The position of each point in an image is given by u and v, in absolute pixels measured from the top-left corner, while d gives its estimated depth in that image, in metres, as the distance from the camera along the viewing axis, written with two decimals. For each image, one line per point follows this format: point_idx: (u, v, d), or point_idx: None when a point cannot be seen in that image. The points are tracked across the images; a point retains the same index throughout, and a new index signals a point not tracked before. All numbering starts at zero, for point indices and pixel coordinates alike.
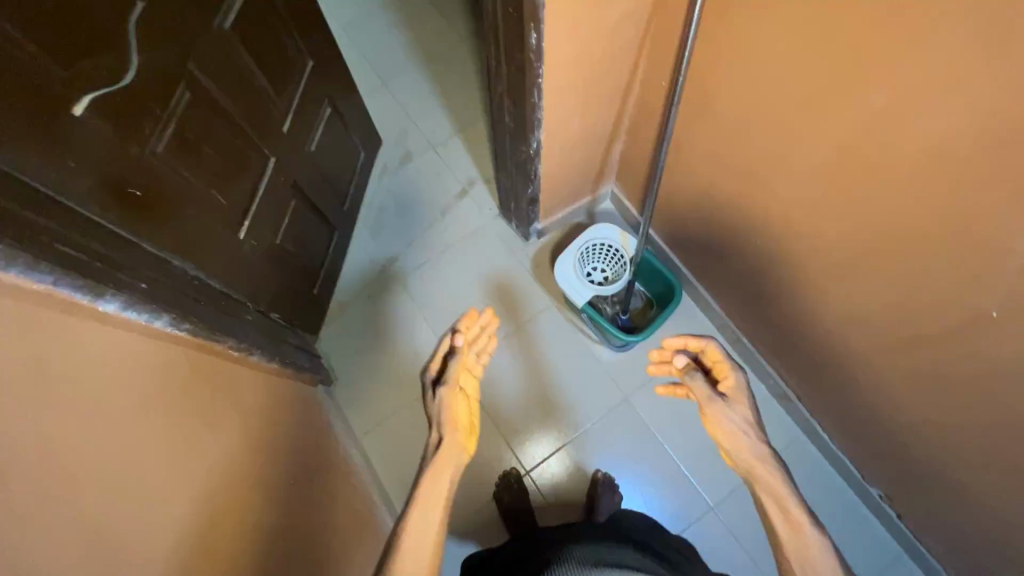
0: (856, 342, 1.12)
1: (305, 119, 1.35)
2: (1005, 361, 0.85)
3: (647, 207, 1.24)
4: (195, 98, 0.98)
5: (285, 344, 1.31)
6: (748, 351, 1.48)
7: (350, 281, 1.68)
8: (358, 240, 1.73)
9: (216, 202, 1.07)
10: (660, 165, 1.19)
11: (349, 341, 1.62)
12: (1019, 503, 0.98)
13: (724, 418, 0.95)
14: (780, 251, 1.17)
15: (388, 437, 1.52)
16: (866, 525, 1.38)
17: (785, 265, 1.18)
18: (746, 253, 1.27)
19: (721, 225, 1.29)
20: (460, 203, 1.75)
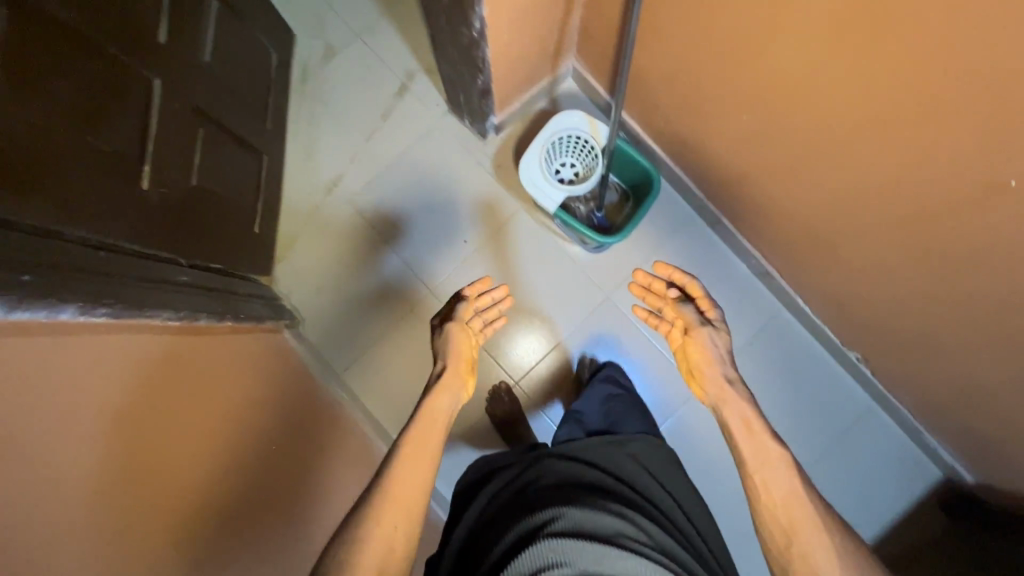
0: (849, 218, 1.05)
1: (186, 20, 1.07)
2: (1013, 230, 0.79)
3: (618, 88, 1.07)
4: (18, 12, 0.73)
5: (234, 298, 1.19)
6: (729, 232, 1.43)
7: (294, 210, 1.50)
8: (292, 162, 1.51)
9: (97, 149, 0.86)
10: (631, 31, 0.99)
11: (308, 276, 1.49)
12: (997, 359, 1.01)
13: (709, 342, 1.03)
14: (770, 125, 1.04)
15: (371, 368, 1.47)
16: (841, 383, 1.44)
17: (776, 140, 1.06)
18: (730, 129, 1.14)
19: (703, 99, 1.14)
20: (401, 103, 1.52)
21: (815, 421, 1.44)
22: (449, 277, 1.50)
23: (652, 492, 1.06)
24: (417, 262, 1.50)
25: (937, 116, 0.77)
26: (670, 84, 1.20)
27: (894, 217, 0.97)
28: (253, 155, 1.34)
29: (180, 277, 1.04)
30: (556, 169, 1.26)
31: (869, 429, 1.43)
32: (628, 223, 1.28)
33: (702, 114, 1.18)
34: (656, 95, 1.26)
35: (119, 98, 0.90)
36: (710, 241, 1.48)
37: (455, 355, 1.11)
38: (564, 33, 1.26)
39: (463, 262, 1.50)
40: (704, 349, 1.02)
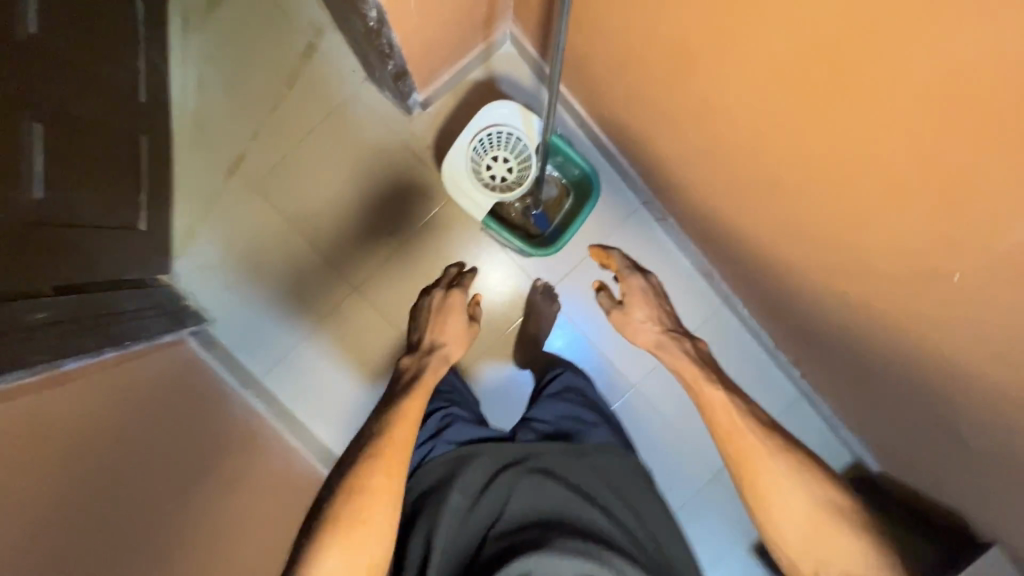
0: (789, 250, 0.98)
1: None
2: (939, 312, 0.73)
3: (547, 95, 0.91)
4: None
5: (113, 323, 1.05)
6: (673, 230, 1.36)
7: (190, 196, 1.32)
8: (180, 138, 1.29)
9: None
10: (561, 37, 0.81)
11: (213, 271, 1.34)
12: (907, 404, 1.01)
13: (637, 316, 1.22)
14: (721, 140, 0.93)
15: (291, 371, 1.36)
16: (772, 379, 1.44)
17: (725, 156, 0.95)
18: (682, 134, 1.02)
19: (655, 96, 1.01)
20: (309, 66, 1.28)
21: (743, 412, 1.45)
22: (372, 272, 1.36)
23: (617, 510, 0.97)
24: (337, 255, 1.36)
25: (883, 187, 0.68)
26: (622, 72, 1.05)
27: (828, 265, 0.90)
28: (126, 137, 1.12)
29: (35, 315, 0.88)
30: (486, 167, 1.13)
31: (792, 419, 1.45)
32: (567, 229, 1.18)
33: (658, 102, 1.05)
34: (609, 73, 1.12)
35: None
36: (655, 234, 1.39)
37: (465, 340, 1.18)
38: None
39: (388, 256, 1.35)
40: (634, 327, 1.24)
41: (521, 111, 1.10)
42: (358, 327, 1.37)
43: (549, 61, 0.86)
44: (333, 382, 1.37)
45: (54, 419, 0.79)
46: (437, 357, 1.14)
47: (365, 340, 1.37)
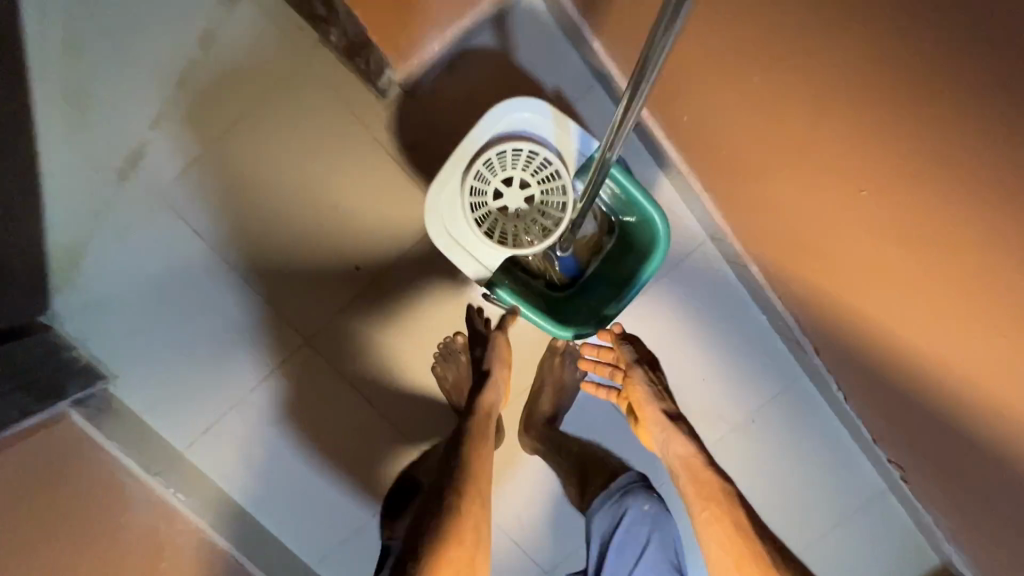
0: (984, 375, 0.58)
1: None
2: None
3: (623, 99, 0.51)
4: None
5: None
6: (750, 277, 0.98)
7: (69, 204, 0.93)
8: (50, 119, 0.90)
9: None
10: (686, 12, 0.39)
11: (110, 315, 0.97)
12: None
13: (641, 383, 0.87)
14: (908, 175, 0.54)
15: (225, 442, 1.02)
16: (857, 477, 1.08)
17: (910, 203, 0.55)
18: (824, 154, 0.63)
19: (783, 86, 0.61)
20: (235, 17, 0.89)
21: (815, 515, 1.09)
22: (330, 317, 0.99)
23: None
24: (279, 294, 0.98)
25: None
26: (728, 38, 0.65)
27: None
28: None
29: None
30: (494, 196, 0.73)
31: (877, 530, 1.10)
32: (613, 291, 0.80)
33: (775, 102, 0.67)
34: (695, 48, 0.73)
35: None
36: (719, 275, 1.02)
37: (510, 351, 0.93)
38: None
39: (355, 298, 0.98)
40: (642, 395, 0.85)
41: (550, 113, 0.72)
42: (314, 390, 1.01)
43: (642, 53, 0.44)
44: (279, 458, 1.03)
45: None
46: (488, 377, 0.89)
47: (324, 409, 1.02)
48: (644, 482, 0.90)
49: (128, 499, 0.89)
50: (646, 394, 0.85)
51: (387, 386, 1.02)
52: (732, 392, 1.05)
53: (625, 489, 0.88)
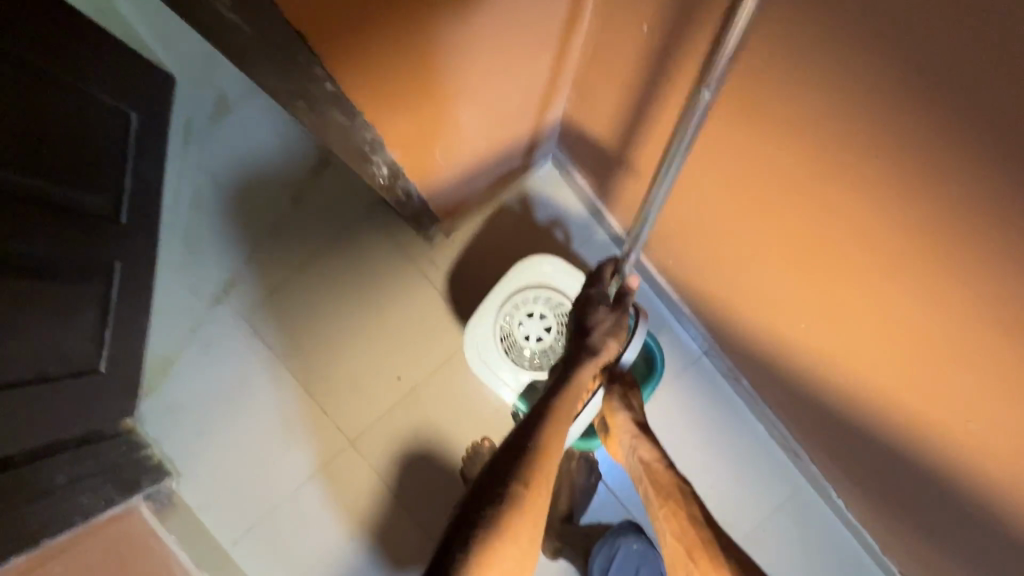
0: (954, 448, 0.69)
1: None
2: None
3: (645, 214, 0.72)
4: None
5: (26, 488, 0.82)
6: (744, 387, 1.11)
7: (168, 324, 1.13)
8: (167, 257, 1.14)
9: None
10: (672, 169, 0.68)
11: (187, 415, 1.12)
12: None
13: (617, 404, 0.87)
14: (846, 299, 0.71)
15: (267, 543, 1.09)
16: None
17: (853, 319, 0.72)
18: (780, 287, 0.81)
19: (740, 237, 0.82)
20: (320, 184, 1.16)
21: None
22: (371, 424, 1.12)
23: None
24: (331, 402, 1.13)
25: None
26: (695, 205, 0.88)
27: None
28: (99, 262, 0.95)
29: None
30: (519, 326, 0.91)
31: None
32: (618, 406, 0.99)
33: (736, 251, 0.86)
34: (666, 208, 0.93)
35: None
36: (718, 387, 1.15)
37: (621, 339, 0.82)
38: (549, 93, 0.91)
39: (395, 403, 1.12)
40: (616, 409, 0.87)
41: (566, 265, 0.92)
42: (351, 488, 1.11)
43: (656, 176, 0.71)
44: (314, 562, 1.09)
45: None
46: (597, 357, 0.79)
47: (359, 509, 1.10)
48: (634, 524, 1.05)
49: None
50: (617, 406, 0.86)
51: (417, 487, 1.11)
52: (739, 502, 1.12)
53: (617, 532, 1.03)
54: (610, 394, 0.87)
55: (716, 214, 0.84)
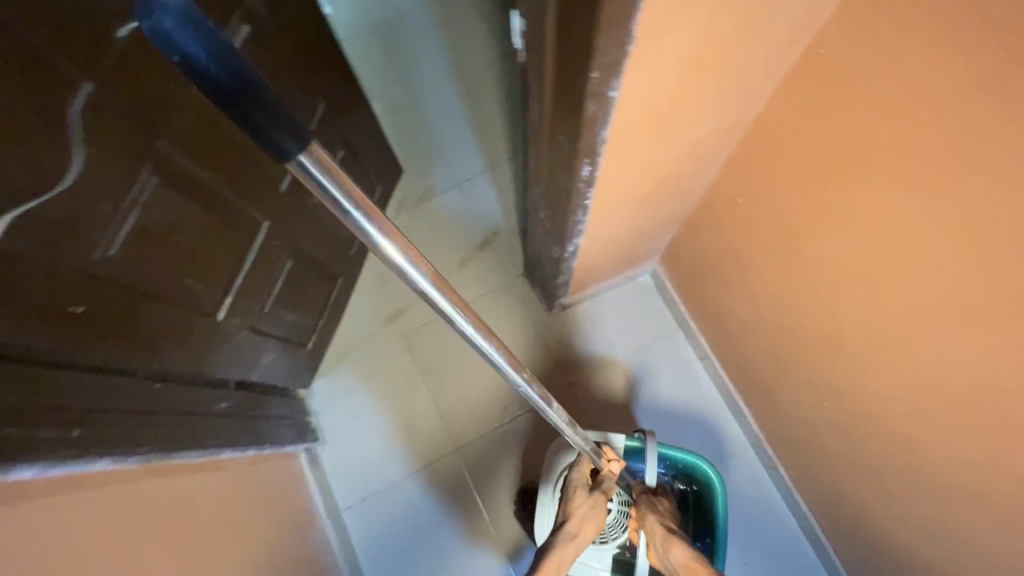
0: (930, 533, 0.96)
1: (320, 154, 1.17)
2: None
3: (576, 442, 1.02)
4: None
5: (262, 420, 1.19)
6: (783, 481, 1.36)
7: (350, 331, 1.53)
8: (362, 283, 1.56)
9: (223, 245, 0.94)
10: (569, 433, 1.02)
11: (343, 402, 1.48)
12: None
13: (648, 514, 1.12)
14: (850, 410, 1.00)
15: (379, 515, 1.40)
16: None
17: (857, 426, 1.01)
18: (808, 396, 1.11)
19: (779, 356, 1.14)
20: (480, 256, 1.59)
21: None
22: (475, 442, 1.44)
23: None
24: (452, 417, 1.46)
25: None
26: (749, 329, 1.21)
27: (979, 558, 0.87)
28: (330, 282, 1.39)
29: (224, 402, 1.06)
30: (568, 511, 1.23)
31: None
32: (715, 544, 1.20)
33: (779, 366, 1.16)
34: (733, 325, 1.26)
35: (225, 231, 0.94)
36: (760, 479, 1.40)
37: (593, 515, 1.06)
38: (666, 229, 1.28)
39: (497, 429, 1.45)
40: (647, 520, 1.12)
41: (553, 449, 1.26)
42: (449, 489, 1.41)
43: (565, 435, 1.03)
44: (411, 539, 1.38)
45: (200, 508, 0.92)
46: (563, 535, 1.04)
47: (438, 525, 1.39)
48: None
49: (317, 529, 1.27)
50: (645, 514, 1.12)
51: (497, 498, 1.41)
52: None
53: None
54: (644, 509, 1.14)
55: (761, 336, 1.16)
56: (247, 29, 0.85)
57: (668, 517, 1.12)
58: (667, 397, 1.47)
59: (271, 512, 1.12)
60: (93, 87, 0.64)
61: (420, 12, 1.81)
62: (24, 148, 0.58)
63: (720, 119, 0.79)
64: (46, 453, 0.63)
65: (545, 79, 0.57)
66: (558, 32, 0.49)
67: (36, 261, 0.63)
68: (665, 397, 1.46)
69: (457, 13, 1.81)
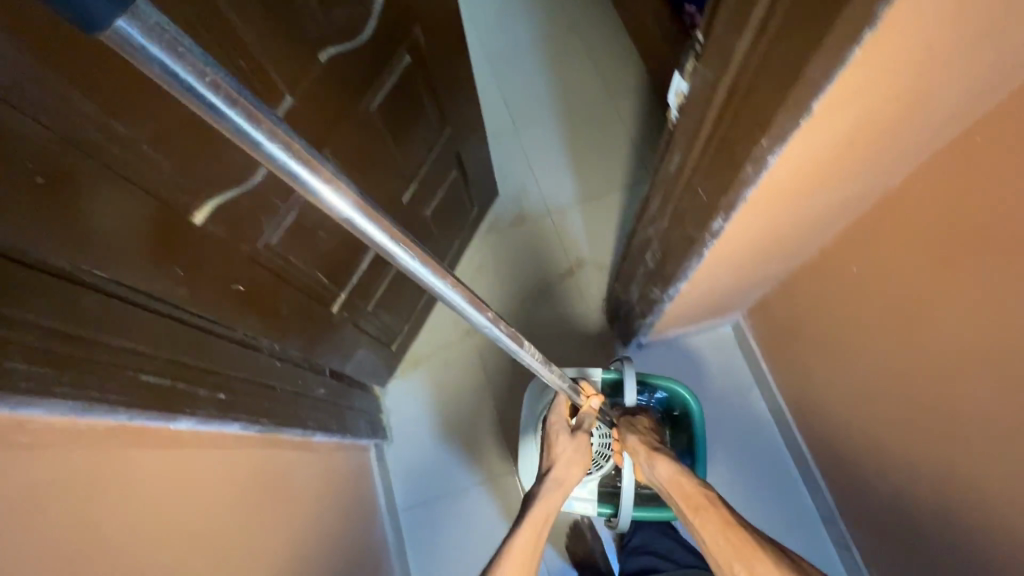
0: None
1: (436, 173, 1.26)
2: None
3: (557, 387, 1.05)
4: (376, 108, 0.93)
5: (348, 411, 1.27)
6: (854, 562, 1.29)
7: (427, 339, 1.59)
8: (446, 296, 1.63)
9: (352, 244, 1.03)
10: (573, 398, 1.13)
11: (413, 404, 1.54)
12: None
13: (629, 435, 1.17)
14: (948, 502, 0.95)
15: (433, 520, 1.45)
16: None
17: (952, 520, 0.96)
18: (897, 480, 1.06)
19: (868, 432, 1.10)
20: (561, 284, 1.63)
21: None
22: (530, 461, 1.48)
23: None
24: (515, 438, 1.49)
25: None
26: (837, 398, 1.17)
27: None
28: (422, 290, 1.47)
29: (321, 388, 1.14)
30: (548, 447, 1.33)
31: None
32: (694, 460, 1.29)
33: (867, 443, 1.12)
34: (819, 392, 1.23)
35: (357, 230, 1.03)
36: (827, 555, 1.34)
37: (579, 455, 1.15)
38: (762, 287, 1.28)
39: None
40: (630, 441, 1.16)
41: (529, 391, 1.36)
42: (503, 508, 1.44)
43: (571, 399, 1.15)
44: (461, 550, 1.42)
45: (291, 485, 0.99)
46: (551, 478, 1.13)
47: (467, 523, 1.44)
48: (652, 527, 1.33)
49: (377, 524, 1.33)
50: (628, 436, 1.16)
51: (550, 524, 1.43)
52: None
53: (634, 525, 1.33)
54: (627, 433, 1.18)
55: (853, 409, 1.13)
56: (407, 58, 0.95)
57: (652, 438, 1.15)
58: (735, 452, 1.44)
59: (343, 500, 1.19)
60: (294, 99, 0.73)
61: (533, 49, 1.92)
62: (234, 145, 0.67)
63: (851, 191, 0.80)
64: (196, 410, 0.71)
65: (700, 136, 0.62)
66: (734, 100, 0.53)
67: (219, 242, 0.72)
68: (733, 452, 1.44)
69: (568, 53, 1.90)
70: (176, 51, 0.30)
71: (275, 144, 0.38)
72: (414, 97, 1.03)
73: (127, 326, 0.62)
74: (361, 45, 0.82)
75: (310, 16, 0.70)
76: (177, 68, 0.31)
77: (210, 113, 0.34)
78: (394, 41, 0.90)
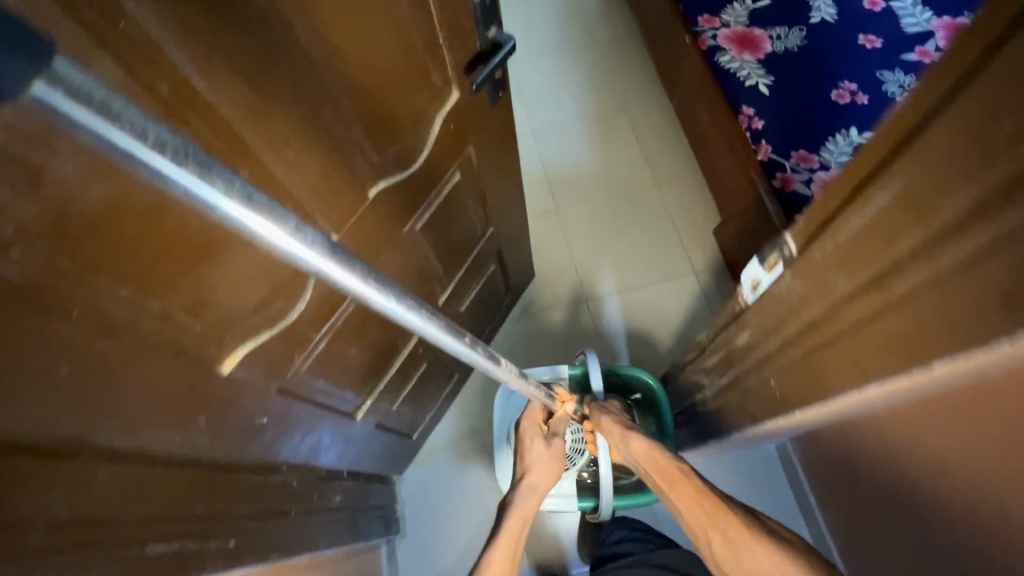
0: None
1: (474, 271, 1.22)
2: None
3: (531, 392, 1.11)
4: (421, 227, 0.89)
5: (361, 512, 1.20)
6: None
7: (449, 427, 1.53)
8: (472, 382, 1.57)
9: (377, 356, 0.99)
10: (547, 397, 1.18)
11: (429, 496, 1.47)
12: None
13: (602, 416, 1.26)
14: None
15: None
16: None
17: None
18: None
19: None
20: None
21: None
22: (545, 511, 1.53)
23: None
24: None
25: None
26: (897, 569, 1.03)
27: None
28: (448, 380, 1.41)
29: (336, 496, 1.08)
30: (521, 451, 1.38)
31: None
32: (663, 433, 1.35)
33: None
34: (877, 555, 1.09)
35: (387, 335, 0.99)
36: None
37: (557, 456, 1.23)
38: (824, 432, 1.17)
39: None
40: (604, 422, 1.25)
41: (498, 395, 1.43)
42: None
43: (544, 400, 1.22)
44: None
45: None
46: (528, 485, 1.19)
47: None
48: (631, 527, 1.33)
49: None
50: (601, 417, 1.26)
51: None
52: None
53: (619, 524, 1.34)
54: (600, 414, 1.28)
55: None
56: (458, 175, 0.92)
57: (623, 418, 1.25)
58: None
59: None
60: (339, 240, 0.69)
61: (582, 130, 1.91)
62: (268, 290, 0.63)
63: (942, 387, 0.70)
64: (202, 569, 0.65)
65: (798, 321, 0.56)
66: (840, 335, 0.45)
67: (243, 386, 0.68)
68: None
69: (616, 136, 1.88)
70: (134, 123, 0.30)
71: (151, 148, 0.31)
72: (458, 209, 1.00)
73: (136, 495, 0.57)
74: (411, 174, 0.79)
75: (362, 158, 0.67)
76: (134, 140, 0.30)
77: (170, 178, 0.33)
78: (445, 165, 0.87)
